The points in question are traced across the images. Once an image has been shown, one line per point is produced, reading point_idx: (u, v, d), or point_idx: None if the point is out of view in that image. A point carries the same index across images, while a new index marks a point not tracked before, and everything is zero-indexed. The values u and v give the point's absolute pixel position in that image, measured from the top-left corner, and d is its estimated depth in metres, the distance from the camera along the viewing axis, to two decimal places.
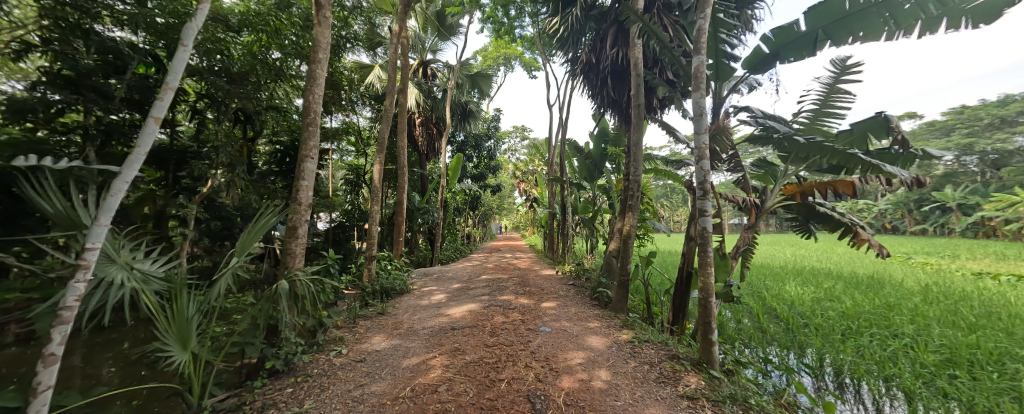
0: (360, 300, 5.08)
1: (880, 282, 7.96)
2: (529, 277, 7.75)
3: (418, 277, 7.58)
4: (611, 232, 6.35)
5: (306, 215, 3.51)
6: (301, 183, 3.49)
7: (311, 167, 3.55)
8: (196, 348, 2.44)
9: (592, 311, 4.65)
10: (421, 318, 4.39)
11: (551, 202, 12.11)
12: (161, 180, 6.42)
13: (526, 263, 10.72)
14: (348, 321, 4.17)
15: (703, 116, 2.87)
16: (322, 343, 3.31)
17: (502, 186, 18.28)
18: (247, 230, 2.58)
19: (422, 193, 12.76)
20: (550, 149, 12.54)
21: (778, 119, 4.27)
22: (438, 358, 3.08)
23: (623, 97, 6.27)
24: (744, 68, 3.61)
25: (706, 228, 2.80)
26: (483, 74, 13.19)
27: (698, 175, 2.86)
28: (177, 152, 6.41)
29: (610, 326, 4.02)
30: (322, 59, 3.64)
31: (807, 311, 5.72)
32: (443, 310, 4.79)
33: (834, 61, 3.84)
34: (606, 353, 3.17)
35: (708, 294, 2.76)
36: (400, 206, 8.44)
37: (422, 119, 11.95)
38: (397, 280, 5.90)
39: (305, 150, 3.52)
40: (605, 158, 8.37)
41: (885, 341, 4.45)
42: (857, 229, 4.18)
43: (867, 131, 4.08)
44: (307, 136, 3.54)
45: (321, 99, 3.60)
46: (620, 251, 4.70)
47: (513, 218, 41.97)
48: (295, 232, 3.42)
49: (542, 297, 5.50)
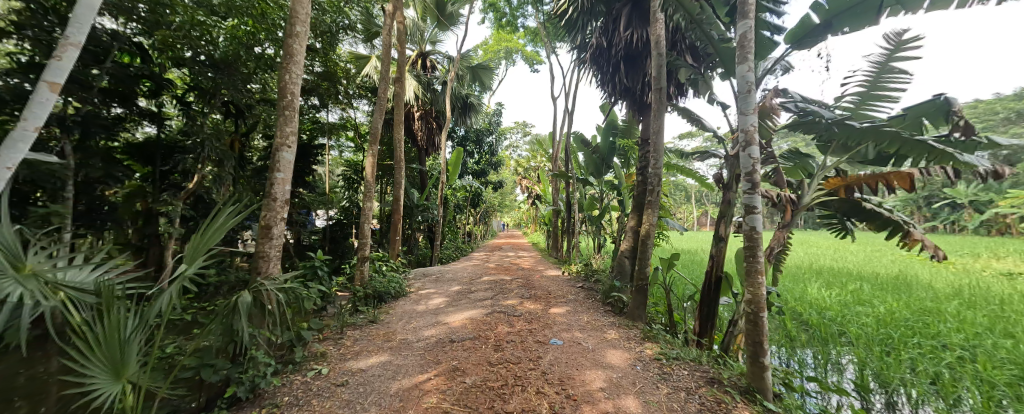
0: (351, 305, 4.63)
1: (907, 283, 7.45)
2: (534, 278, 7.29)
3: (416, 278, 7.13)
4: (624, 232, 5.89)
5: (282, 212, 3.05)
6: (277, 174, 3.01)
7: (288, 157, 3.07)
8: (131, 376, 1.95)
9: (606, 320, 4.20)
10: (417, 328, 3.93)
11: (555, 199, 11.61)
12: (148, 175, 5.99)
13: (529, 263, 10.27)
14: (335, 331, 3.73)
15: (750, 93, 2.38)
16: (301, 360, 2.87)
17: (503, 183, 17.81)
18: (200, 230, 2.13)
19: (420, 190, 12.31)
20: (554, 143, 12.02)
21: (818, 103, 3.76)
22: (433, 381, 2.62)
23: (636, 84, 5.75)
24: (788, 43, 3.14)
25: (756, 228, 2.32)
26: (484, 66, 12.65)
27: (746, 166, 2.38)
28: (164, 146, 6.03)
29: (630, 338, 3.56)
30: (300, 33, 3.14)
31: (838, 318, 5.23)
32: (441, 317, 4.33)
33: (889, 35, 3.35)
34: (631, 375, 2.72)
35: (757, 308, 2.29)
36: (397, 203, 7.97)
37: (421, 113, 11.54)
38: (392, 283, 5.44)
39: (281, 137, 3.04)
40: (614, 152, 7.87)
41: (936, 354, 3.96)
42: (909, 228, 3.68)
43: (922, 116, 3.57)
44: (283, 122, 3.06)
45: (299, 78, 3.12)
46: (639, 253, 4.23)
47: (515, 216, 41.55)
48: (268, 232, 2.95)
49: (550, 302, 5.04)
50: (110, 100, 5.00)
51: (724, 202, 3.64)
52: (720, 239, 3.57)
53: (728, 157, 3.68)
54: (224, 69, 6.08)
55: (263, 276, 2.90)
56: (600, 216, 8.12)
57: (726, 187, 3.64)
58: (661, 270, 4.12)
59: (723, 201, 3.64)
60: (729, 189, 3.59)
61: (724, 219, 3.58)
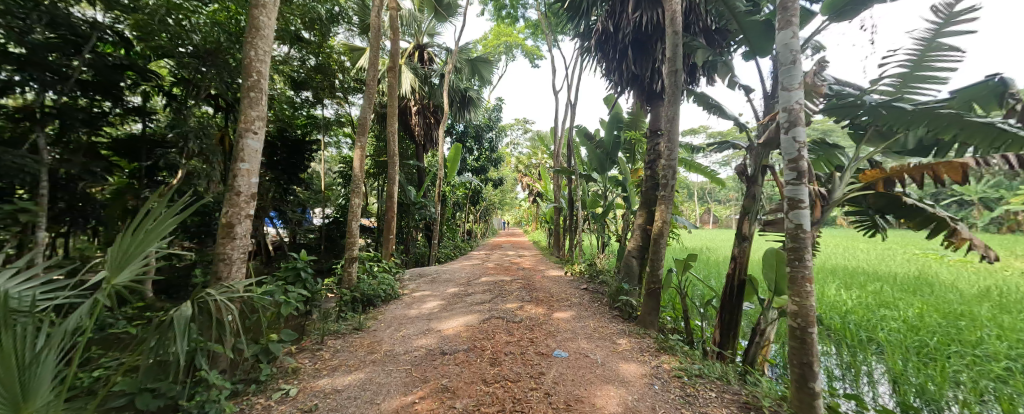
0: (337, 310, 4.27)
1: (927, 283, 7.06)
2: (536, 279, 6.90)
3: (410, 279, 6.74)
4: (632, 230, 5.50)
5: (247, 208, 2.68)
6: (240, 165, 2.63)
7: (254, 145, 2.69)
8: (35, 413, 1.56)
9: (615, 327, 3.82)
10: (406, 336, 3.55)
11: (557, 196, 11.22)
12: (135, 170, 5.60)
13: (530, 262, 9.90)
14: (314, 341, 3.37)
15: (797, 63, 1.98)
16: (267, 378, 2.50)
17: (503, 180, 17.44)
18: (129, 229, 1.75)
19: (418, 187, 11.92)
20: (555, 139, 11.65)
21: (852, 86, 3.37)
22: (417, 405, 2.25)
23: (645, 72, 5.34)
24: (825, 13, 2.78)
25: (803, 226, 1.92)
26: (484, 58, 12.23)
27: (791, 153, 1.98)
28: (150, 141, 5.51)
29: (643, 348, 3.19)
30: (267, 3, 2.73)
31: (864, 322, 4.85)
32: (434, 323, 3.96)
33: (938, 6, 2.94)
34: (649, 397, 2.34)
35: (806, 323, 1.89)
36: (391, 200, 7.59)
37: (418, 107, 11.16)
38: (383, 286, 5.07)
39: (245, 123, 2.66)
40: (619, 146, 7.48)
41: (980, 365, 3.57)
42: (955, 226, 3.25)
43: (973, 100, 3.13)
44: (248, 104, 2.67)
45: (266, 55, 2.72)
46: (652, 254, 3.84)
47: (516, 213, 41.14)
48: (230, 232, 2.57)
49: (553, 306, 4.65)
50: (89, 92, 4.58)
51: (748, 196, 3.27)
52: (744, 238, 3.23)
53: (753, 147, 3.29)
54: (210, 61, 5.48)
55: (224, 282, 2.53)
56: (604, 214, 7.74)
57: (750, 180, 3.26)
58: (676, 272, 3.74)
59: (746, 196, 3.26)
60: (754, 183, 3.21)
61: (748, 215, 3.21)
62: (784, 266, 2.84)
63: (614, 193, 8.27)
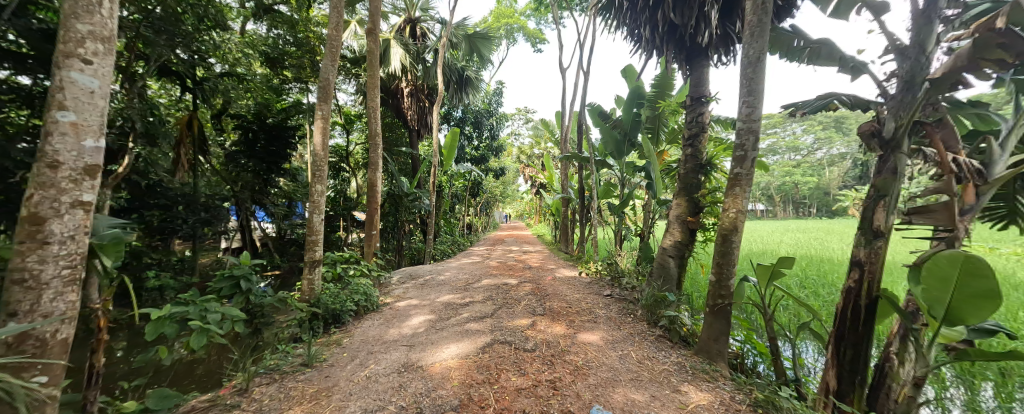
0: (285, 335, 3.17)
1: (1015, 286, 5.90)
2: (547, 282, 5.78)
3: (397, 283, 5.64)
4: (668, 224, 4.40)
5: (84, 191, 1.57)
6: (57, 115, 1.50)
7: (79, 78, 1.54)
8: None
9: (667, 359, 2.74)
10: (370, 379, 2.47)
11: (565, 186, 10.12)
12: None
13: (536, 260, 8.83)
14: (235, 389, 2.30)
15: None
16: None
17: (506, 170, 16.33)
18: None
19: (412, 177, 10.84)
20: (563, 124, 10.49)
21: None
22: None
23: (686, 22, 4.17)
24: None
25: None
26: (484, 35, 11.01)
27: None
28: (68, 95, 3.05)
29: (729, 406, 2.10)
30: None
31: None
32: (417, 352, 2.91)
33: None
34: None
35: None
36: (374, 190, 6.45)
37: (411, 89, 9.97)
38: (355, 296, 3.99)
39: (63, 42, 1.51)
40: (641, 127, 6.38)
41: None
42: None
43: None
44: (69, 10, 1.52)
45: None
46: (719, 257, 2.72)
47: (518, 206, 40.10)
48: (32, 232, 1.45)
49: (574, 323, 3.57)
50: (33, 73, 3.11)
51: (880, 172, 2.17)
52: (877, 235, 2.14)
53: (893, 94, 2.18)
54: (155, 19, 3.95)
55: (28, 317, 1.44)
56: (623, 205, 6.59)
57: (887, 146, 2.14)
58: (755, 284, 2.65)
59: (879, 171, 2.16)
60: (896, 150, 2.09)
61: (886, 200, 2.11)
62: (965, 285, 1.79)
63: (633, 181, 7.13)
